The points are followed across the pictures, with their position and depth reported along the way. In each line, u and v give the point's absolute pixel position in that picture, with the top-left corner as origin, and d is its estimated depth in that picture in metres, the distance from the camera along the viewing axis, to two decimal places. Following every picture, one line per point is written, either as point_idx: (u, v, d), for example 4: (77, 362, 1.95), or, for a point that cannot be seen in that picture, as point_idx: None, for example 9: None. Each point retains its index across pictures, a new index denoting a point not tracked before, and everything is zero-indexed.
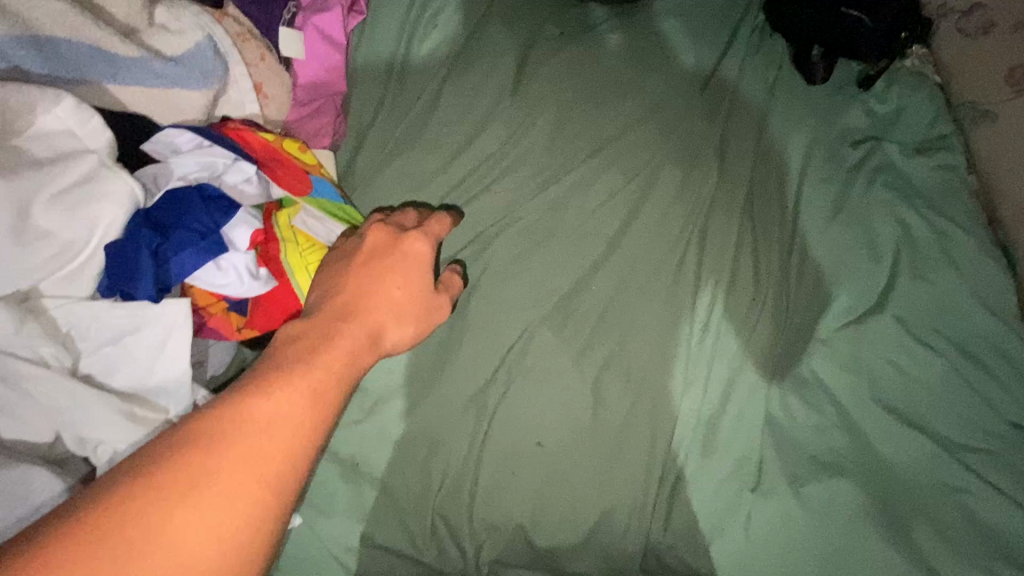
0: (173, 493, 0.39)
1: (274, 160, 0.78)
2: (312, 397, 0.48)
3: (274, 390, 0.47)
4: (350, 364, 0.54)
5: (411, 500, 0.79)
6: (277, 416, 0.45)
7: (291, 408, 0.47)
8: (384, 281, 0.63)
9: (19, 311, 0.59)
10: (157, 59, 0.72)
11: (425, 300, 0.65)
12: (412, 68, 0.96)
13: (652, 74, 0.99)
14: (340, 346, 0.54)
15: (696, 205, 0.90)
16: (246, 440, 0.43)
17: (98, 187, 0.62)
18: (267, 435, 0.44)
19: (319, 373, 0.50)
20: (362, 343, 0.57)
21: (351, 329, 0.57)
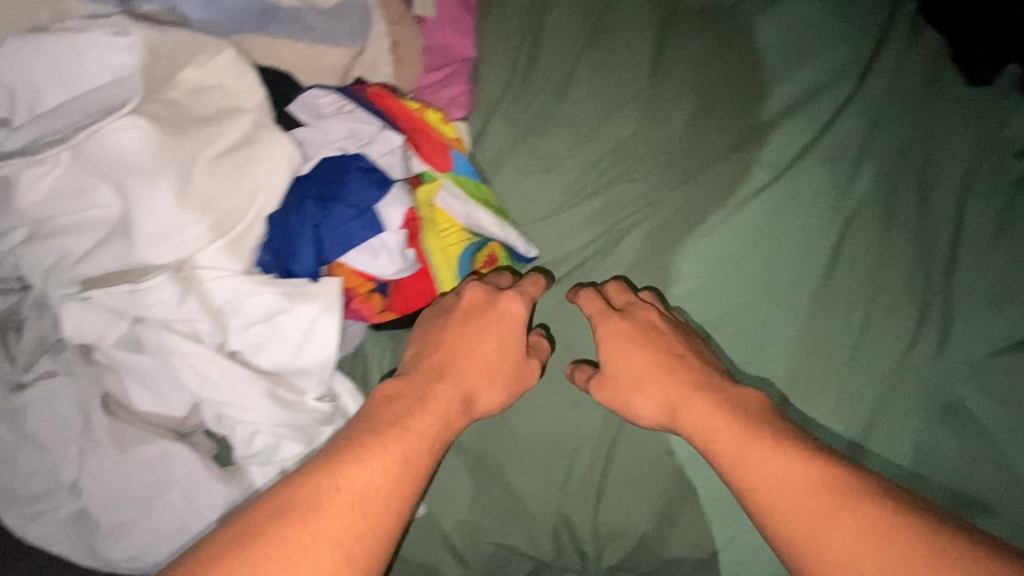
0: (286, 538, 0.49)
1: (416, 130, 0.72)
2: (405, 460, 0.57)
3: (372, 454, 0.55)
4: (436, 434, 0.61)
5: (534, 500, 0.76)
6: (376, 481, 0.54)
7: (385, 475, 0.55)
8: (472, 348, 0.68)
9: (180, 283, 0.55)
10: (312, 13, 0.67)
11: (513, 363, 0.69)
12: (546, 34, 0.88)
13: (804, 61, 0.90)
14: (423, 418, 0.61)
15: (844, 209, 0.83)
16: (342, 503, 0.52)
17: (259, 152, 0.57)
18: (359, 500, 0.52)
19: (408, 441, 0.58)
20: (450, 411, 0.63)
21: (444, 395, 0.64)
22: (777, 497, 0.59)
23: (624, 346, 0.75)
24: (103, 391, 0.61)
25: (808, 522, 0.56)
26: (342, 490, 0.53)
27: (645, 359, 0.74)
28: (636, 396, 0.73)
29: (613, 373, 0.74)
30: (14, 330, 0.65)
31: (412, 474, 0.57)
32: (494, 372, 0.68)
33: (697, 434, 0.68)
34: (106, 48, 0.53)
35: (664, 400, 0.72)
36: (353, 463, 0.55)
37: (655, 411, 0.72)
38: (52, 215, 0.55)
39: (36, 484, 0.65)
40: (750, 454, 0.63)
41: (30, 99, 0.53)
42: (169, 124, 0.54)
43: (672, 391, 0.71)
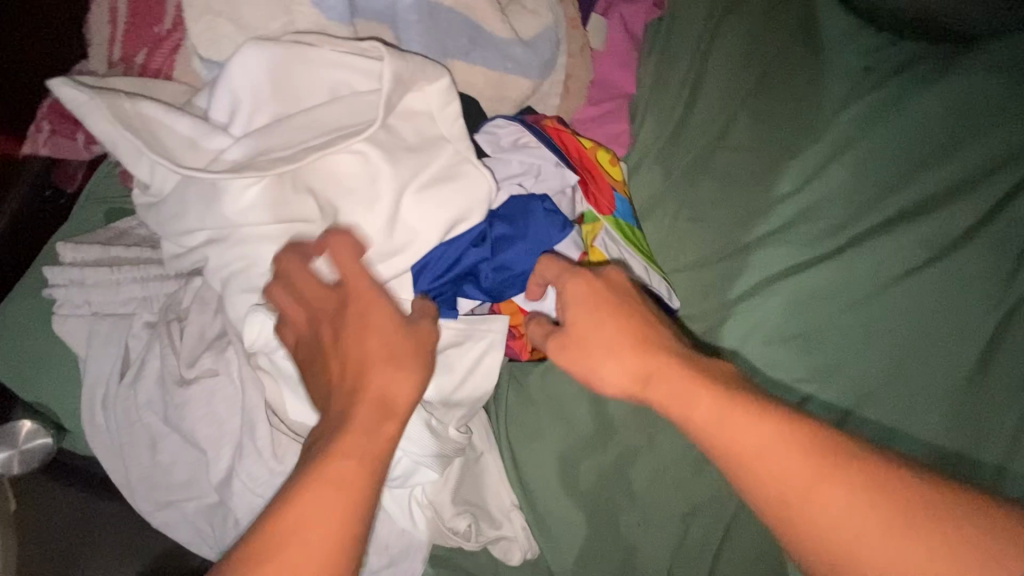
0: None
1: (586, 172, 0.70)
2: (349, 498, 0.40)
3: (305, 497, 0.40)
4: (371, 451, 0.42)
5: (646, 556, 0.73)
6: (314, 530, 0.38)
7: (324, 524, 0.39)
8: (369, 354, 0.45)
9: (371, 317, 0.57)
10: (513, 41, 0.65)
11: (414, 338, 0.47)
12: (709, 79, 0.87)
13: (979, 138, 0.83)
14: (351, 443, 0.42)
15: (1005, 297, 0.76)
16: (290, 555, 0.38)
17: (461, 184, 0.56)
18: (309, 555, 0.38)
19: (340, 481, 0.40)
20: (380, 424, 0.43)
21: (366, 411, 0.43)
22: (769, 460, 0.43)
23: (588, 309, 0.53)
24: (263, 401, 0.60)
25: (810, 490, 0.41)
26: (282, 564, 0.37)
27: (614, 327, 0.52)
28: (598, 361, 0.52)
29: (572, 335, 0.53)
30: (177, 321, 0.66)
31: (357, 516, 0.40)
32: (400, 358, 0.45)
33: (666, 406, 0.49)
34: (336, 65, 0.54)
35: (632, 367, 0.51)
36: (285, 517, 0.39)
37: (619, 378, 0.51)
38: (248, 222, 0.55)
39: (175, 472, 0.66)
40: (732, 420, 0.45)
41: (253, 106, 0.53)
42: (384, 148, 0.55)
43: (642, 357, 0.51)
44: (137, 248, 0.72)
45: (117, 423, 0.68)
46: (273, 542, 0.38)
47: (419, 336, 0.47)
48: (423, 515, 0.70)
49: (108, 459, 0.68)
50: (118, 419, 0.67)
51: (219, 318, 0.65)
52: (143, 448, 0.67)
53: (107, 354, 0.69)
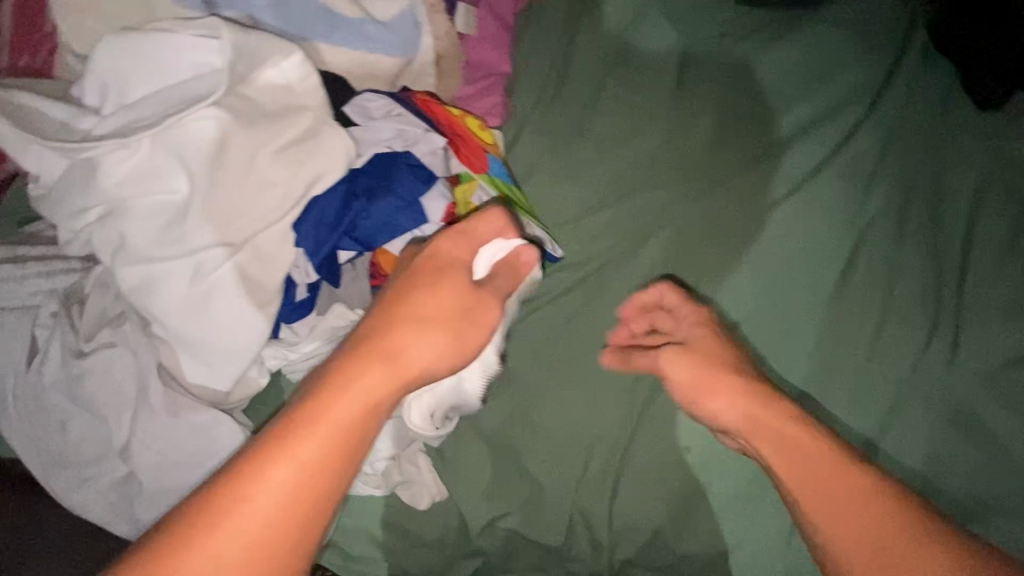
0: (216, 515, 0.46)
1: (457, 136, 0.77)
2: (320, 465, 0.49)
3: (308, 432, 0.49)
4: (374, 404, 0.52)
5: (554, 490, 0.78)
6: (304, 468, 0.48)
7: (288, 492, 0.47)
8: (416, 324, 0.56)
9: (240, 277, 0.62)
10: (370, 22, 0.74)
11: (464, 324, 0.59)
12: (579, 52, 0.95)
13: (822, 87, 0.95)
14: (347, 399, 0.51)
15: (854, 226, 0.86)
16: (281, 482, 0.47)
17: (319, 143, 0.62)
18: (295, 483, 0.48)
19: (320, 433, 0.49)
20: (380, 388, 0.52)
21: (374, 375, 0.52)
22: (853, 512, 0.62)
23: (703, 368, 0.75)
24: (157, 361, 0.66)
25: (875, 534, 0.60)
26: (259, 487, 0.47)
27: (729, 380, 0.73)
28: (714, 400, 0.73)
29: (684, 373, 0.76)
30: (81, 305, 0.70)
31: (330, 480, 0.49)
32: (456, 325, 0.58)
33: (767, 451, 0.69)
34: (196, 48, 0.62)
35: (741, 415, 0.71)
36: (278, 449, 0.48)
37: (731, 420, 0.72)
38: (129, 195, 0.60)
39: (86, 451, 0.69)
40: (835, 480, 0.64)
41: (122, 88, 0.61)
42: (243, 115, 0.61)
43: (751, 410, 0.71)
44: (44, 247, 0.76)
45: (29, 412, 0.70)
46: (271, 460, 0.48)
47: (473, 321, 0.60)
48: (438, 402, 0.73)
49: (18, 447, 0.70)
50: (30, 406, 0.70)
51: (118, 298, 0.69)
52: (55, 431, 0.70)
53: (13, 346, 0.72)
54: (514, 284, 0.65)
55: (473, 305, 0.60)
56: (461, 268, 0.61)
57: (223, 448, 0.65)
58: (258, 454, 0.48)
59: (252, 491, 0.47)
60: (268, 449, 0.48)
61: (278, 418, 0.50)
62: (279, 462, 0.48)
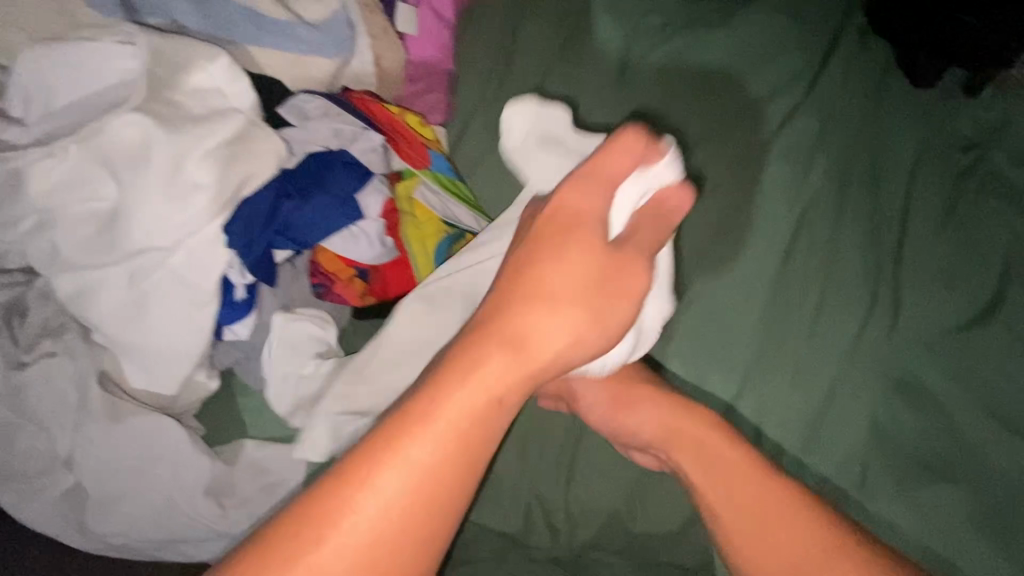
0: (302, 540, 0.37)
1: (396, 133, 0.78)
2: (438, 465, 0.39)
3: (420, 438, 0.39)
4: (507, 403, 0.42)
5: (509, 477, 0.81)
6: (418, 483, 0.39)
7: (440, 475, 0.39)
8: (553, 293, 0.44)
9: (175, 280, 0.62)
10: (299, 23, 0.74)
11: (605, 293, 0.46)
12: (522, 47, 0.96)
13: (761, 72, 0.97)
14: (461, 396, 0.40)
15: (795, 208, 0.88)
16: (382, 497, 0.38)
17: (249, 145, 0.63)
18: (400, 504, 0.38)
19: (424, 440, 0.39)
20: (505, 384, 0.41)
21: (499, 363, 0.41)
22: (755, 514, 0.58)
23: (615, 393, 0.73)
24: (99, 368, 0.67)
25: (786, 544, 0.55)
26: (353, 508, 0.38)
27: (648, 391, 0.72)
28: (631, 413, 0.72)
29: (605, 394, 0.74)
30: (20, 315, 0.69)
31: (451, 483, 0.39)
32: (599, 291, 0.45)
33: (691, 467, 0.65)
34: (122, 56, 0.63)
35: (660, 425, 0.70)
36: (377, 458, 0.39)
37: (647, 434, 0.71)
38: (60, 203, 0.61)
39: (31, 462, 0.67)
40: (734, 480, 0.61)
41: (48, 94, 0.62)
42: (165, 118, 0.62)
43: (674, 421, 0.69)
44: None
45: None
46: (374, 468, 0.38)
47: (619, 288, 0.47)
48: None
49: None
50: None
51: (59, 309, 0.69)
52: None
53: None
54: (659, 233, 0.54)
55: (610, 263, 0.47)
56: (603, 217, 0.47)
57: (170, 450, 0.67)
58: (354, 461, 0.39)
59: (355, 505, 0.38)
60: (364, 456, 0.39)
61: (375, 421, 0.40)
62: (382, 471, 0.38)
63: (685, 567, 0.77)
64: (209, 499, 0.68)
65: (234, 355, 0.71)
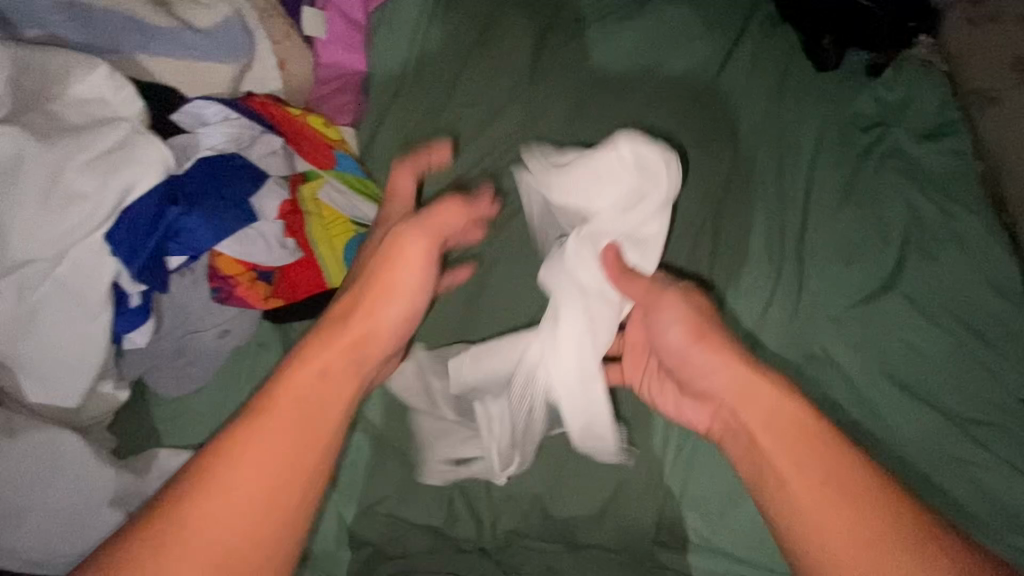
0: (178, 520, 0.47)
1: (299, 136, 0.79)
2: (278, 438, 0.53)
3: (259, 423, 0.53)
4: (324, 383, 0.58)
5: (432, 470, 0.82)
6: (261, 454, 0.52)
7: (294, 438, 0.53)
8: (369, 291, 0.66)
9: (65, 290, 0.63)
10: (188, 31, 0.75)
11: (391, 273, 0.66)
12: (435, 44, 0.96)
13: (671, 60, 0.99)
14: (296, 383, 0.57)
15: (705, 192, 0.90)
16: (239, 473, 0.50)
17: (133, 153, 0.64)
18: (258, 475, 0.51)
19: (268, 424, 0.53)
20: (335, 358, 0.60)
21: (326, 353, 0.60)
22: (816, 492, 0.55)
23: (692, 331, 0.68)
24: None
25: (839, 529, 0.53)
26: (222, 485, 0.50)
27: (717, 341, 0.66)
28: (705, 363, 0.66)
29: (676, 339, 0.69)
30: None
31: (293, 448, 0.53)
32: (419, 284, 0.68)
33: (765, 444, 0.60)
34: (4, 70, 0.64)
35: (735, 381, 0.63)
36: (228, 446, 0.51)
37: (716, 385, 0.65)
38: None
39: None
40: (806, 455, 0.57)
41: None
42: (44, 131, 0.63)
43: (750, 381, 0.62)
44: None
45: None
46: (226, 457, 0.51)
47: (400, 276, 0.67)
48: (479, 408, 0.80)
49: None
50: None
51: None
52: None
53: None
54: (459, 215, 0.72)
55: (390, 249, 0.67)
56: (400, 231, 0.68)
57: (71, 461, 0.67)
58: (215, 451, 0.51)
59: (216, 480, 0.50)
60: (221, 446, 0.51)
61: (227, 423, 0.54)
62: (234, 457, 0.51)
63: (609, 550, 0.78)
64: (116, 510, 0.67)
65: (144, 363, 0.73)
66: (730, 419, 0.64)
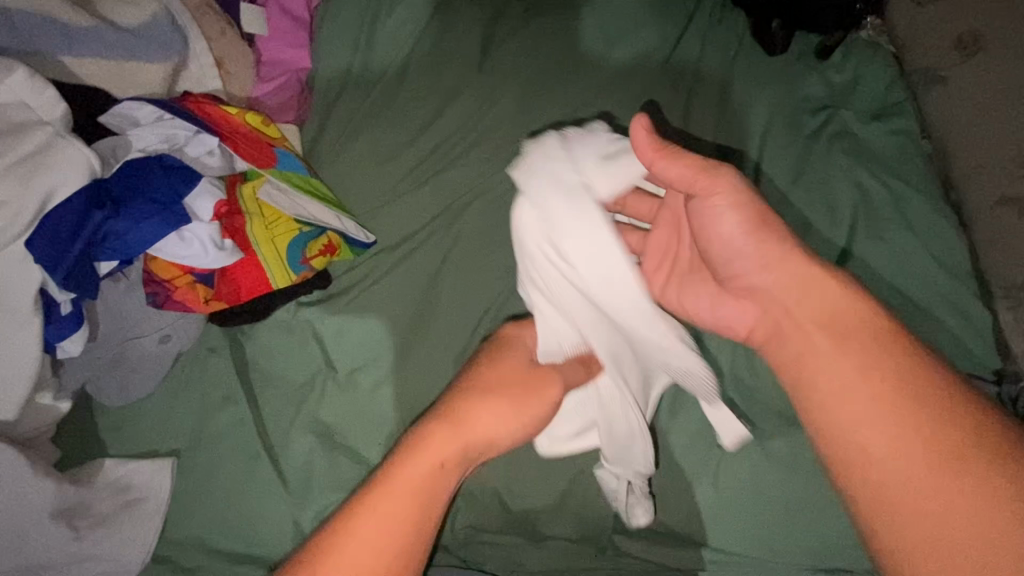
0: (324, 547, 0.57)
1: (238, 134, 0.78)
2: (402, 516, 0.59)
3: (391, 482, 0.60)
4: (434, 478, 0.61)
5: None
6: (389, 517, 0.59)
7: (400, 531, 0.59)
8: (470, 401, 0.68)
9: None
10: (113, 29, 0.76)
11: (524, 396, 0.69)
12: (380, 38, 0.94)
13: (621, 48, 0.98)
14: (414, 467, 0.61)
15: None
16: (369, 520, 0.58)
17: (55, 156, 0.63)
18: (382, 530, 0.58)
19: (394, 494, 0.60)
20: (441, 454, 0.63)
21: (440, 440, 0.64)
22: (879, 417, 0.55)
23: (750, 220, 0.62)
24: None
25: (903, 454, 0.54)
26: (359, 526, 0.58)
27: (773, 241, 0.62)
28: (755, 265, 0.63)
29: (734, 228, 0.62)
30: None
31: (406, 530, 0.59)
32: (525, 397, 0.69)
33: (822, 349, 0.60)
34: None
35: (790, 282, 0.61)
36: (369, 496, 0.60)
37: (773, 284, 0.62)
38: None
39: None
40: (871, 372, 0.57)
41: None
42: None
43: (809, 292, 0.61)
44: None
45: None
46: (362, 507, 0.59)
47: (521, 393, 0.69)
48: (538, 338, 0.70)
49: None
50: None
51: None
52: None
53: None
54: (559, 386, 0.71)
55: (507, 377, 0.70)
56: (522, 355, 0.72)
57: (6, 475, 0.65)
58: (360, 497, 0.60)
59: (359, 522, 0.58)
60: (360, 498, 0.60)
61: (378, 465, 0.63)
62: (365, 512, 0.59)
63: (569, 540, 0.78)
64: (57, 522, 0.67)
65: (83, 372, 0.72)
66: (777, 319, 0.63)
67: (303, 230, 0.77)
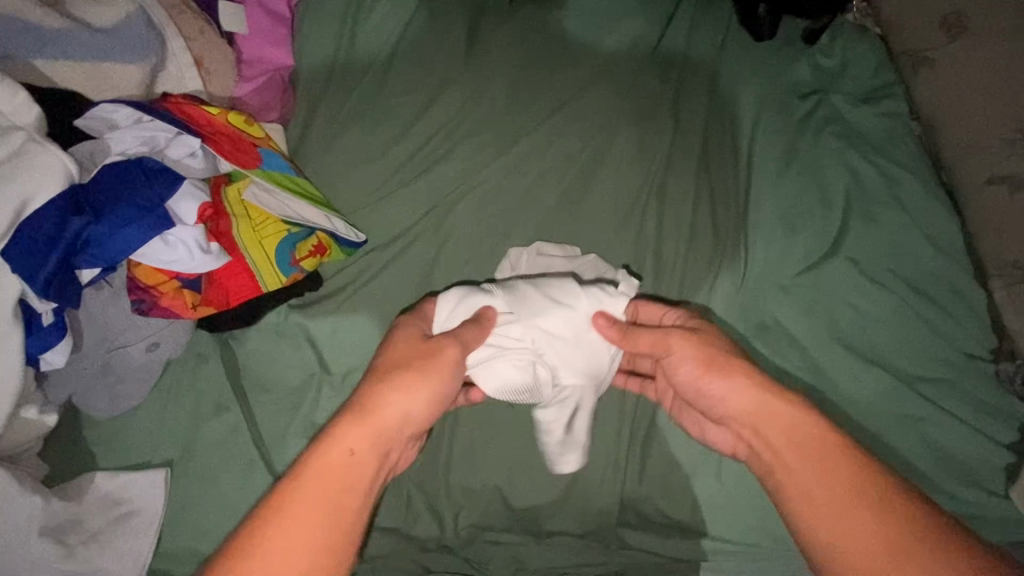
0: None
1: (220, 135, 0.76)
2: (315, 526, 0.50)
3: (291, 497, 0.50)
4: (352, 468, 0.53)
5: None
6: (298, 529, 0.49)
7: (320, 530, 0.50)
8: (375, 389, 0.58)
9: None
10: (85, 30, 0.74)
11: (425, 365, 0.60)
12: (363, 33, 0.93)
13: (609, 37, 0.97)
14: (320, 470, 0.52)
15: (651, 166, 0.89)
16: (267, 557, 0.48)
17: (29, 163, 0.62)
18: (290, 546, 0.48)
19: (299, 504, 0.50)
20: (359, 441, 0.54)
21: (350, 430, 0.54)
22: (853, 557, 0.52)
23: (701, 362, 0.65)
24: None
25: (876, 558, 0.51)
26: (261, 556, 0.48)
27: (737, 364, 0.64)
28: (718, 378, 0.64)
29: (691, 357, 0.66)
30: None
31: (338, 518, 0.51)
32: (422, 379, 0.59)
33: (779, 454, 0.59)
34: None
35: (745, 401, 0.63)
36: (271, 515, 0.50)
37: (730, 407, 0.63)
38: None
39: None
40: (816, 469, 0.57)
41: None
42: None
43: (761, 401, 0.61)
44: None
45: None
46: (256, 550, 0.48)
47: (424, 368, 0.60)
48: (442, 304, 0.71)
49: None
50: None
51: None
52: None
53: None
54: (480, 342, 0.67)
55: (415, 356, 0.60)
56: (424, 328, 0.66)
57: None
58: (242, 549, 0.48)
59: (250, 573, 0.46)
60: (250, 539, 0.48)
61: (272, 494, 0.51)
62: (262, 548, 0.48)
63: (574, 535, 0.77)
64: (46, 540, 0.65)
65: (70, 385, 0.70)
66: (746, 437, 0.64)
67: (291, 231, 0.75)
